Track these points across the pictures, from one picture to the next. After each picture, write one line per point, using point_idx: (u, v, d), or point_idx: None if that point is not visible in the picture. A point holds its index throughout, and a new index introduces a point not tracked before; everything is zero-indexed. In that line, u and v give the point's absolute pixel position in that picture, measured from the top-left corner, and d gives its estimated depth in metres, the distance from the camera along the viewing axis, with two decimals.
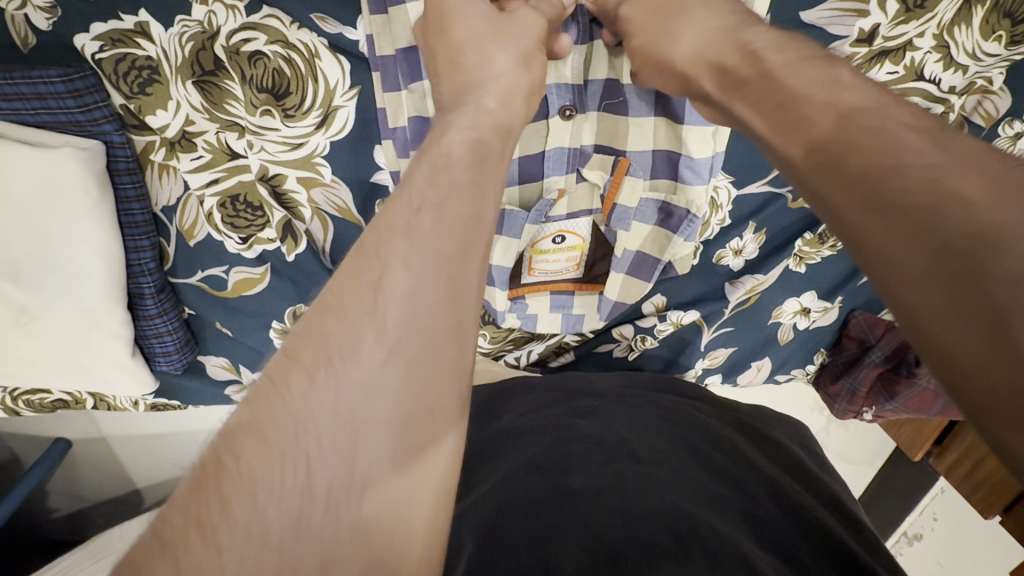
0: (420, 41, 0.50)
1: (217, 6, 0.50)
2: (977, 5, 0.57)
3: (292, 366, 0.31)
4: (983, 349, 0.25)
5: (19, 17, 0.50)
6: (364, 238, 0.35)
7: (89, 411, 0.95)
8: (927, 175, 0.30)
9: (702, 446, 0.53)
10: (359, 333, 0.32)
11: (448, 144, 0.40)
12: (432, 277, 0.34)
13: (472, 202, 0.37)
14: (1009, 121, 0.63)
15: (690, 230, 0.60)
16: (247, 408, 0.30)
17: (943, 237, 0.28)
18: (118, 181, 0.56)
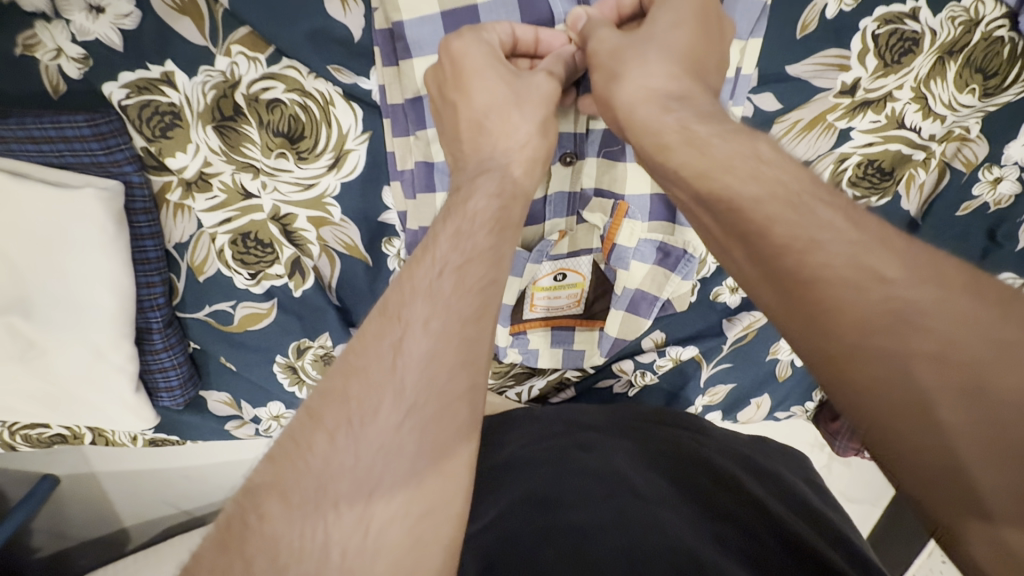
0: (438, 96, 0.53)
1: (240, 58, 0.53)
2: (951, 60, 0.61)
3: (316, 426, 0.35)
4: (912, 410, 0.32)
5: (52, 67, 0.52)
6: (388, 299, 0.40)
7: (77, 446, 0.93)
8: (847, 243, 0.37)
9: (701, 481, 0.53)
10: (378, 395, 0.36)
11: (472, 210, 0.45)
12: (445, 344, 0.38)
13: (489, 267, 0.42)
14: (988, 166, 0.68)
15: (688, 268, 0.62)
16: (272, 465, 0.34)
17: (867, 313, 0.34)
18: (134, 220, 0.58)
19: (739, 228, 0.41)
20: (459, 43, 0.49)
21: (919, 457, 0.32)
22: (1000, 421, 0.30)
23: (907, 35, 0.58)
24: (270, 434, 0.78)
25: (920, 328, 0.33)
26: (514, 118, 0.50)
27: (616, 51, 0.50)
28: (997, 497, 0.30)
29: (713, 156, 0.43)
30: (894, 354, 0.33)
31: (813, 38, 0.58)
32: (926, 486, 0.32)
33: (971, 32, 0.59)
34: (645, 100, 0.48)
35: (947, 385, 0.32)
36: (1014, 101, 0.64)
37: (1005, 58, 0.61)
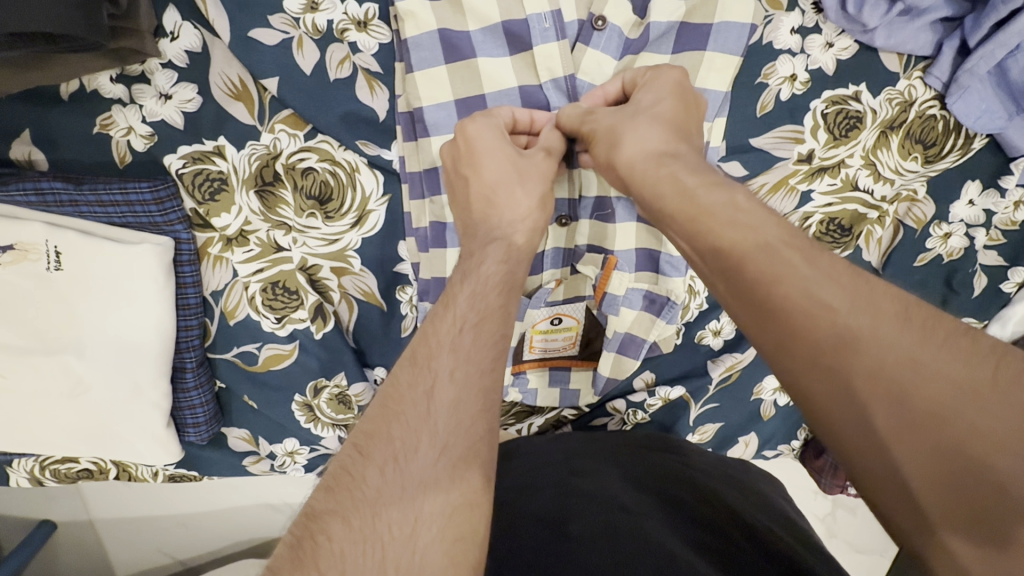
0: (452, 164, 0.60)
1: (282, 134, 0.63)
2: (893, 133, 0.70)
3: (366, 461, 0.41)
4: (857, 430, 0.36)
5: (122, 142, 0.62)
6: (416, 352, 0.47)
7: (84, 487, 0.97)
8: (799, 276, 0.41)
9: (687, 500, 0.59)
10: (417, 435, 0.42)
11: (484, 272, 0.53)
12: (468, 389, 0.45)
13: (501, 322, 0.50)
14: (937, 223, 0.76)
15: (672, 313, 0.69)
16: (329, 495, 0.40)
17: (820, 343, 0.38)
18: (180, 271, 0.66)
19: (712, 260, 0.45)
20: (472, 127, 0.58)
21: (873, 474, 0.36)
22: (938, 440, 0.34)
23: (852, 114, 0.68)
24: (283, 471, 0.81)
25: (867, 357, 0.37)
26: (516, 193, 0.58)
27: (612, 126, 0.55)
28: (940, 506, 0.33)
29: (697, 201, 0.47)
30: (844, 379, 0.37)
31: (771, 116, 0.67)
32: (884, 501, 0.35)
33: (907, 110, 0.69)
34: (644, 159, 0.53)
35: (891, 410, 0.35)
36: (951, 167, 0.73)
37: (940, 130, 0.70)
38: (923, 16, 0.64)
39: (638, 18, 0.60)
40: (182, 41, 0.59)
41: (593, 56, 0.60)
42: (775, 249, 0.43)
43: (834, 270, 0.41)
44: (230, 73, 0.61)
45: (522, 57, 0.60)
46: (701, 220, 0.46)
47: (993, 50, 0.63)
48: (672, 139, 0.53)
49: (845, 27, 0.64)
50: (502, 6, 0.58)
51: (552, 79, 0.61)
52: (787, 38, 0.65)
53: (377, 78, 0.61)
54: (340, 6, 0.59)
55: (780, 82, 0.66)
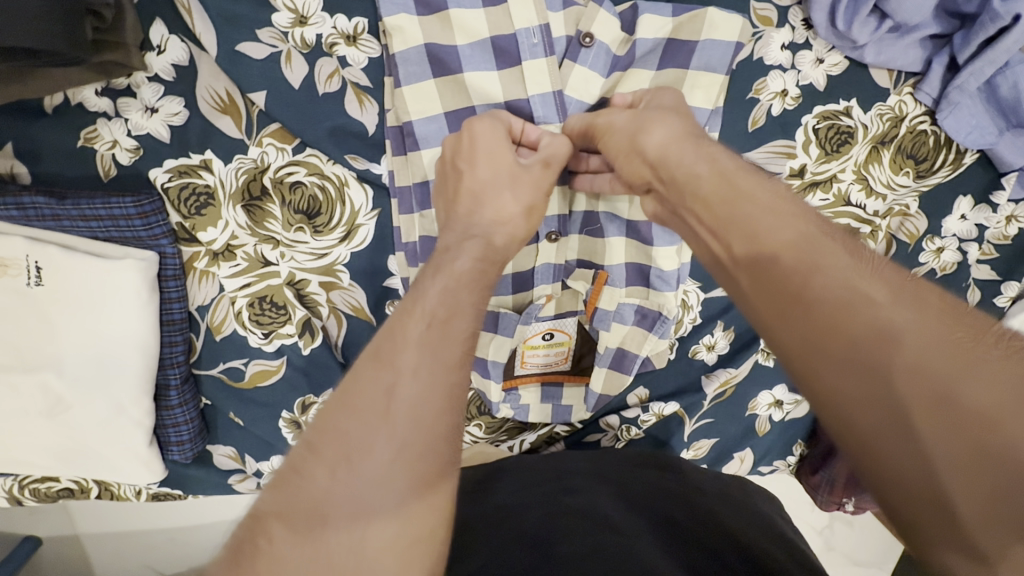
0: (449, 160, 0.58)
1: (270, 148, 0.62)
2: (884, 148, 0.69)
3: (317, 460, 0.40)
4: (884, 423, 0.32)
5: (107, 155, 0.61)
6: (380, 345, 0.45)
7: (67, 503, 0.94)
8: (843, 268, 0.38)
9: (677, 517, 0.58)
10: (372, 434, 0.40)
11: (456, 268, 0.51)
12: (430, 388, 0.43)
13: (471, 323, 0.48)
14: (930, 237, 0.76)
15: (664, 328, 0.69)
16: (277, 493, 0.39)
17: (852, 329, 0.35)
18: (164, 285, 0.65)
19: (744, 253, 0.43)
20: (480, 124, 0.57)
21: (893, 465, 0.31)
22: (973, 429, 0.30)
23: (843, 129, 0.68)
24: None
25: (900, 345, 0.33)
26: (507, 198, 0.57)
27: (635, 116, 0.54)
28: (972, 510, 0.29)
29: (733, 189, 0.46)
30: (876, 367, 0.33)
31: (762, 131, 0.67)
32: (904, 496, 0.31)
33: (898, 126, 0.69)
34: (667, 147, 0.51)
35: (923, 396, 0.31)
36: (943, 182, 0.73)
37: (931, 146, 0.70)
38: (912, 33, 0.64)
39: (627, 34, 0.60)
40: (169, 55, 0.58)
41: (580, 73, 0.60)
42: (811, 246, 0.41)
43: (879, 267, 0.39)
44: (217, 87, 0.60)
45: (511, 71, 0.60)
46: (733, 210, 0.44)
47: (983, 68, 0.64)
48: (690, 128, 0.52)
49: (835, 43, 0.64)
50: (491, 21, 0.58)
51: (542, 94, 0.60)
52: (777, 54, 0.65)
53: (366, 92, 0.61)
54: (329, 20, 0.58)
55: (771, 97, 0.66)
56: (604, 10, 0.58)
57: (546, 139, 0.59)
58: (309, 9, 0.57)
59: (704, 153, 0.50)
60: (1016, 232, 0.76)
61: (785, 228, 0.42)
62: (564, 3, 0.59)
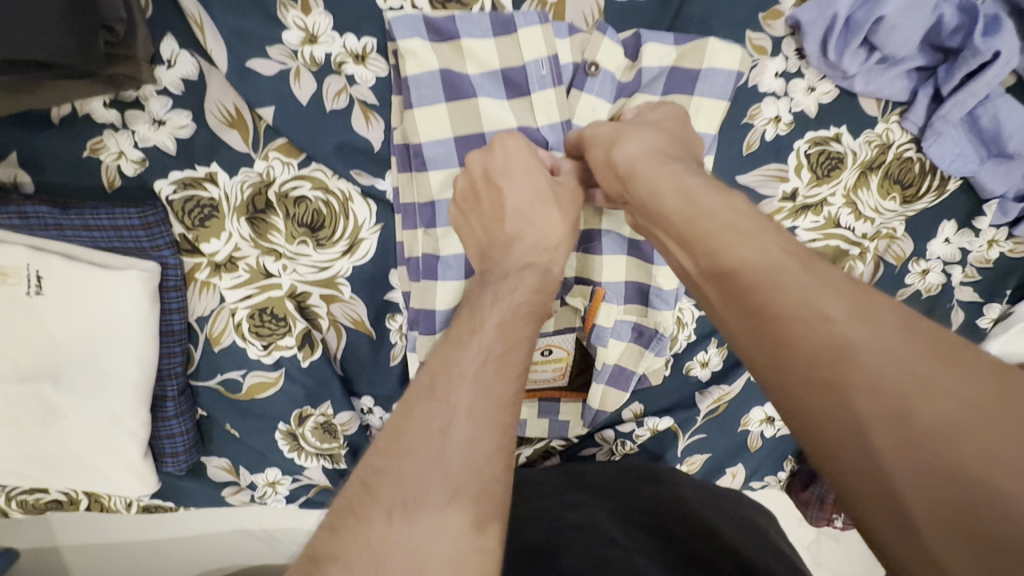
0: (480, 179, 0.60)
1: (276, 162, 0.63)
2: (872, 173, 0.72)
3: (373, 502, 0.38)
4: (844, 441, 0.32)
5: (112, 166, 0.61)
6: (435, 380, 0.44)
7: (48, 515, 0.92)
8: (797, 281, 0.39)
9: (677, 531, 0.59)
10: (429, 476, 0.39)
11: (510, 295, 0.53)
12: (484, 428, 0.42)
13: (524, 357, 0.49)
14: (916, 259, 0.78)
15: (660, 346, 0.70)
16: (334, 537, 0.37)
17: (809, 346, 0.35)
18: (166, 296, 0.65)
19: (711, 266, 0.44)
20: (513, 142, 0.59)
21: (861, 487, 0.31)
22: (928, 445, 0.30)
23: (833, 154, 0.70)
24: (263, 502, 0.78)
25: (856, 363, 0.33)
26: (553, 215, 0.59)
27: (615, 131, 0.56)
28: (937, 529, 0.28)
29: (700, 204, 0.47)
30: (834, 386, 0.33)
31: (756, 155, 0.70)
32: (869, 512, 0.30)
33: (885, 152, 0.71)
34: (643, 160, 0.52)
35: (879, 411, 0.31)
36: (927, 208, 0.76)
37: (917, 172, 0.72)
38: (898, 65, 0.67)
39: (630, 62, 0.62)
40: (178, 69, 0.59)
41: (586, 102, 0.63)
42: (767, 257, 0.41)
43: (834, 275, 0.39)
44: (225, 102, 0.61)
45: (520, 101, 0.62)
46: (699, 223, 0.45)
47: (965, 100, 0.67)
48: (667, 143, 0.54)
49: (826, 73, 0.67)
50: (501, 52, 0.60)
51: (549, 123, 0.63)
52: (771, 82, 0.67)
53: (372, 110, 0.62)
54: (338, 40, 0.60)
55: (765, 123, 0.69)
56: (608, 38, 0.60)
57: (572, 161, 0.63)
58: (320, 28, 0.59)
59: (668, 172, 0.51)
60: (996, 256, 0.79)
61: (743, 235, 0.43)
62: (569, 31, 0.61)
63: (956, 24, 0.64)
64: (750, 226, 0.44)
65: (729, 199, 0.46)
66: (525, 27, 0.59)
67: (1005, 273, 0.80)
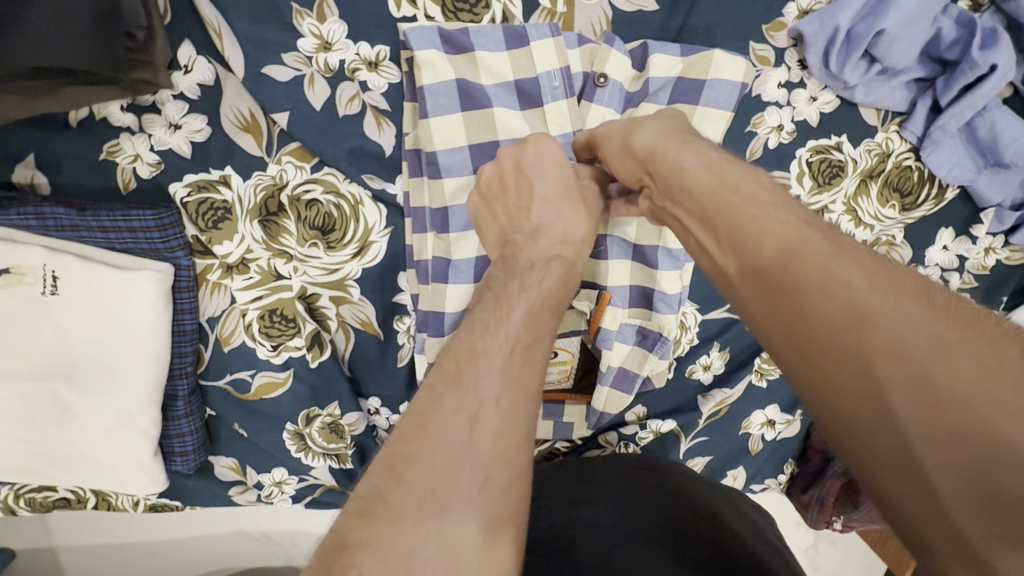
0: (509, 168, 0.60)
1: (289, 166, 0.64)
2: (872, 181, 0.73)
3: (403, 490, 0.38)
4: (862, 401, 0.33)
5: (128, 168, 0.62)
6: (464, 367, 0.44)
7: (52, 514, 0.92)
8: (820, 252, 0.40)
9: (686, 518, 0.60)
10: (458, 467, 0.40)
11: (532, 283, 0.52)
12: (511, 418, 0.43)
13: (546, 348, 0.50)
14: (914, 265, 0.79)
15: (664, 349, 0.71)
16: (364, 524, 0.37)
17: (831, 313, 0.36)
18: (178, 297, 0.66)
19: (734, 241, 0.44)
20: (547, 140, 0.60)
21: (876, 450, 0.32)
22: (946, 404, 0.30)
23: (834, 162, 0.72)
24: (269, 501, 0.79)
25: (878, 329, 0.34)
26: (579, 212, 0.59)
27: (629, 123, 0.57)
28: (950, 484, 0.29)
29: (722, 176, 0.49)
30: (855, 351, 0.34)
31: (759, 162, 0.71)
32: (884, 470, 0.31)
33: (885, 161, 0.73)
34: (663, 141, 0.53)
35: (902, 374, 0.32)
36: (926, 215, 0.77)
37: (916, 181, 0.74)
38: (898, 77, 0.69)
39: (638, 72, 0.64)
40: (195, 74, 0.60)
41: (596, 112, 0.64)
42: (789, 228, 0.42)
43: (856, 249, 0.41)
44: (241, 106, 0.62)
45: (534, 112, 0.64)
46: (723, 196, 0.47)
47: (963, 110, 0.68)
48: (678, 130, 0.55)
49: (828, 83, 0.68)
50: (515, 65, 0.62)
51: (562, 133, 0.65)
52: (774, 91, 0.69)
53: (385, 115, 0.63)
54: (352, 47, 0.61)
55: (768, 131, 0.70)
56: (616, 49, 0.62)
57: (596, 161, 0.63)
58: (334, 35, 0.60)
59: (691, 149, 0.52)
60: (993, 263, 0.80)
61: (767, 211, 0.44)
62: (579, 41, 0.63)
63: (954, 38, 0.66)
64: (772, 202, 0.45)
65: (749, 175, 0.49)
66: (537, 39, 0.61)
67: (1001, 280, 0.81)
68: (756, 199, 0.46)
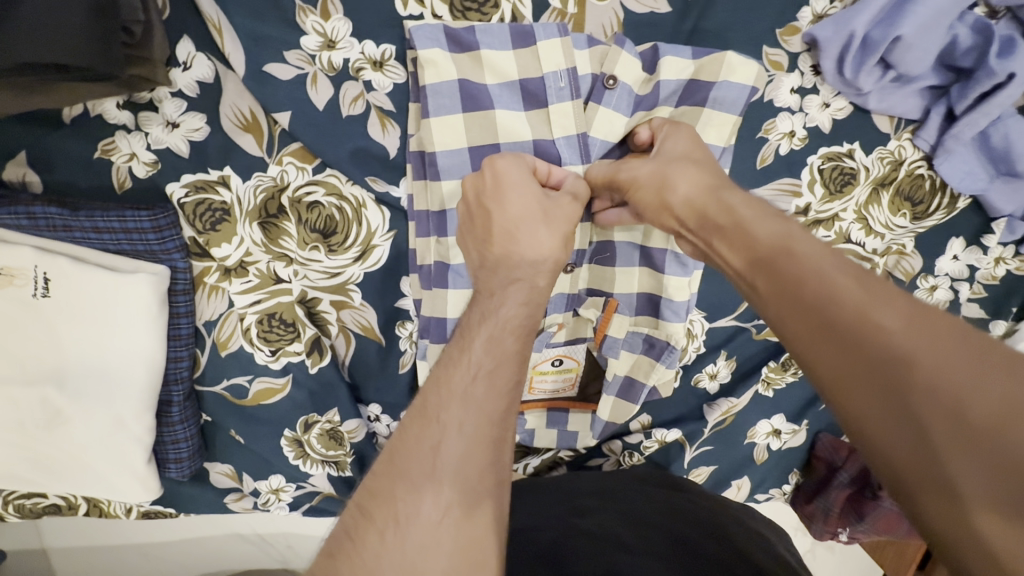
0: (474, 198, 0.59)
1: (290, 167, 0.62)
2: (884, 190, 0.72)
3: (367, 524, 0.39)
4: (898, 435, 0.33)
5: (123, 167, 0.60)
6: (427, 400, 0.45)
7: (42, 518, 0.90)
8: (852, 291, 0.39)
9: (692, 536, 0.59)
10: (420, 495, 0.40)
11: (501, 316, 0.52)
12: (479, 444, 0.43)
13: (514, 371, 0.49)
14: (925, 275, 0.79)
15: (671, 358, 0.70)
16: (330, 560, 0.38)
17: (864, 351, 0.36)
18: (174, 300, 0.64)
19: (775, 280, 0.44)
20: (503, 161, 0.57)
21: (919, 479, 0.32)
22: (983, 432, 0.31)
23: (846, 170, 0.71)
24: (266, 509, 0.77)
25: (912, 365, 0.34)
26: (539, 232, 0.57)
27: (655, 171, 0.56)
28: (989, 512, 0.30)
29: (755, 232, 0.48)
30: (890, 387, 0.34)
31: (770, 169, 0.70)
32: (924, 502, 0.32)
33: (897, 169, 0.72)
34: (699, 194, 0.53)
35: (935, 407, 0.32)
36: (938, 224, 0.76)
37: (927, 189, 0.73)
38: (912, 84, 0.67)
39: (648, 75, 0.62)
40: (194, 72, 0.58)
41: (604, 115, 0.62)
42: (819, 270, 0.42)
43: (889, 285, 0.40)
44: (241, 105, 0.60)
45: (537, 113, 0.62)
46: (749, 244, 0.48)
47: (977, 119, 0.67)
48: (711, 176, 0.54)
49: (841, 89, 0.67)
50: (520, 64, 0.60)
51: (566, 137, 0.62)
52: (787, 97, 0.67)
53: (389, 116, 0.62)
54: (357, 46, 0.59)
55: (780, 138, 0.69)
56: (626, 51, 0.60)
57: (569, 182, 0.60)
58: (338, 33, 0.58)
59: (726, 203, 0.52)
60: (1003, 273, 0.79)
61: (793, 255, 0.44)
62: (589, 42, 0.61)
63: (969, 45, 0.64)
64: (805, 245, 0.45)
65: (783, 227, 0.48)
66: (544, 38, 0.59)
67: (1010, 290, 0.80)
68: (788, 244, 0.46)
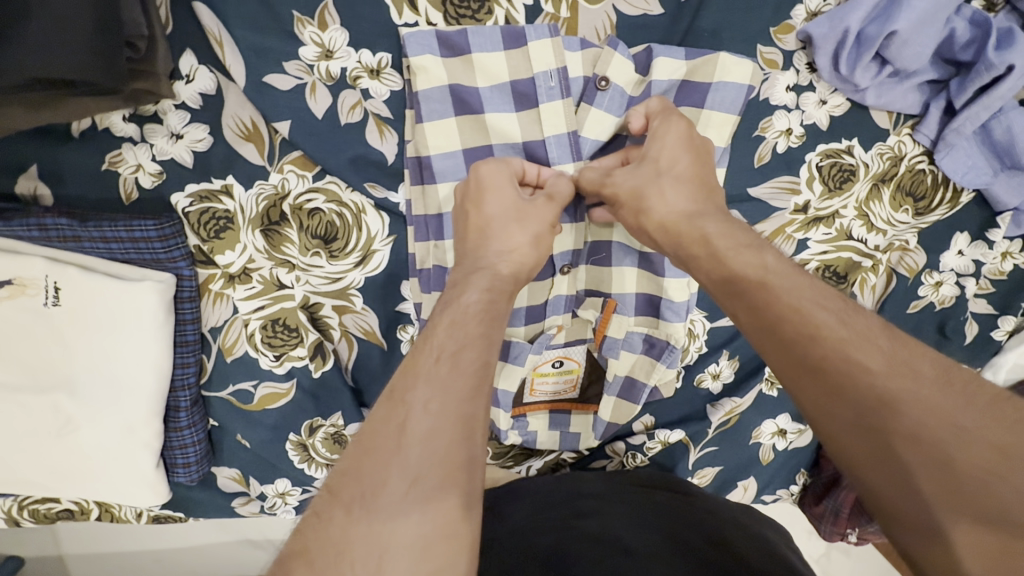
0: (459, 200, 0.61)
1: (291, 175, 0.63)
2: (885, 186, 0.72)
3: (334, 501, 0.42)
4: (876, 459, 0.39)
5: (130, 178, 0.62)
6: (394, 385, 0.47)
7: (56, 523, 0.92)
8: (836, 335, 0.44)
9: (693, 544, 0.58)
10: (385, 470, 0.42)
11: (466, 302, 0.53)
12: (444, 420, 0.44)
13: (481, 352, 0.49)
14: (929, 271, 0.78)
15: (671, 357, 0.69)
16: (301, 536, 0.40)
17: (851, 389, 0.41)
18: (180, 307, 0.65)
19: (764, 314, 0.47)
20: (485, 167, 0.60)
21: (895, 498, 0.38)
22: (950, 459, 0.37)
23: (845, 167, 0.70)
24: (272, 513, 0.78)
25: (890, 403, 0.40)
26: (512, 229, 0.59)
27: (636, 188, 0.58)
28: (952, 523, 0.36)
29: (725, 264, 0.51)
30: (871, 421, 0.40)
31: (768, 167, 0.70)
32: (900, 516, 0.38)
33: (897, 165, 0.71)
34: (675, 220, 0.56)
35: (908, 439, 0.38)
36: (941, 219, 0.75)
37: (929, 184, 0.72)
38: (911, 78, 0.67)
39: (640, 76, 0.63)
40: (197, 84, 0.60)
41: (595, 116, 0.63)
42: (809, 310, 0.46)
43: (867, 325, 0.45)
44: (242, 116, 0.62)
45: (528, 113, 0.63)
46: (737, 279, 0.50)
47: (978, 113, 0.67)
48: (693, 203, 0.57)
49: (838, 86, 0.67)
50: (511, 65, 0.61)
51: (557, 135, 0.63)
52: (782, 95, 0.67)
53: (387, 123, 0.63)
54: (354, 55, 0.60)
55: (777, 135, 0.69)
56: (619, 53, 0.61)
57: (551, 182, 0.62)
58: (336, 43, 0.60)
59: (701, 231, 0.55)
60: (1010, 268, 0.78)
61: (782, 291, 0.48)
62: (581, 45, 0.61)
63: (968, 38, 0.64)
64: (792, 282, 0.49)
65: (758, 258, 0.51)
66: (535, 39, 0.60)
67: (1019, 285, 0.79)
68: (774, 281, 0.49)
